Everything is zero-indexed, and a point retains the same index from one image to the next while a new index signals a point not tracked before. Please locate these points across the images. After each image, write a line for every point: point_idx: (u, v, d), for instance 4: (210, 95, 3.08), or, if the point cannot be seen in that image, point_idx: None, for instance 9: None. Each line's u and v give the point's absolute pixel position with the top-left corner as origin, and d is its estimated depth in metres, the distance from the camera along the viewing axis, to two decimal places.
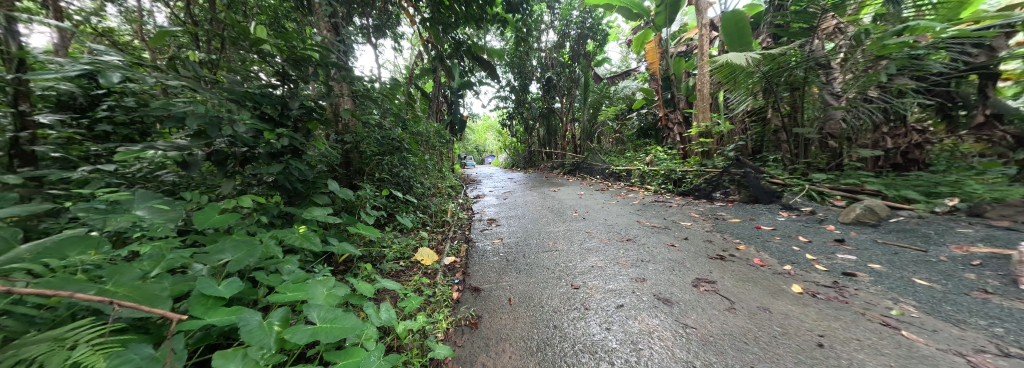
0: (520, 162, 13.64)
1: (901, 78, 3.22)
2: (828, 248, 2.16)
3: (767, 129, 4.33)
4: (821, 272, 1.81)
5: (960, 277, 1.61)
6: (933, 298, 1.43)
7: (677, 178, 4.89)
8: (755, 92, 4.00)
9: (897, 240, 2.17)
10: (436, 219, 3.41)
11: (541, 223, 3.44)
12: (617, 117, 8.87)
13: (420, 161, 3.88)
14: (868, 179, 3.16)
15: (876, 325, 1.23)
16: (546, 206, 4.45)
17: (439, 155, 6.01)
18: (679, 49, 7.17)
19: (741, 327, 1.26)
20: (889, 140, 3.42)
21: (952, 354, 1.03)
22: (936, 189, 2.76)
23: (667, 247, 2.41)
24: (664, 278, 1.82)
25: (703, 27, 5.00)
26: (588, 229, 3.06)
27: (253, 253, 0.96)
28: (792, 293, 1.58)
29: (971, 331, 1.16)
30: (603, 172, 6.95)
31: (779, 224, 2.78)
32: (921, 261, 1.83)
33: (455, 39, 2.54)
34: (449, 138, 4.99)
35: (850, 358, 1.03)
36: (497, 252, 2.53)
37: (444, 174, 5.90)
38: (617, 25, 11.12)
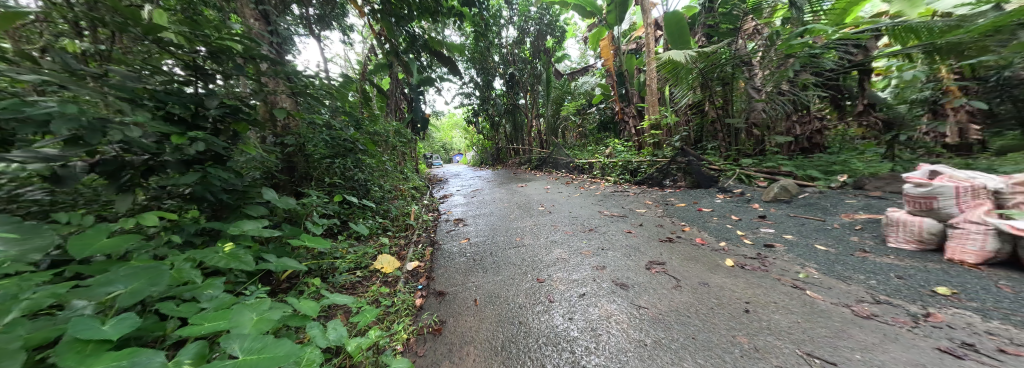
0: (490, 159, 13.56)
1: (804, 74, 3.75)
2: (753, 224, 2.47)
3: (705, 120, 4.80)
4: (748, 245, 2.07)
5: (848, 240, 1.95)
6: (829, 260, 1.71)
7: (634, 168, 5.21)
8: (694, 87, 4.42)
9: (806, 213, 2.54)
10: (399, 224, 3.24)
11: (510, 219, 3.45)
12: (578, 112, 9.22)
13: (381, 163, 3.67)
14: (784, 162, 3.66)
15: (788, 288, 1.43)
16: (514, 202, 4.46)
17: (402, 155, 5.74)
18: (631, 46, 7.63)
19: (685, 302, 1.39)
20: (798, 128, 3.98)
21: (841, 306, 1.24)
22: (832, 167, 3.30)
23: (625, 234, 2.57)
24: (623, 264, 1.93)
25: (649, 26, 5.37)
26: (554, 222, 3.14)
27: (156, 281, 0.81)
28: (725, 267, 1.77)
29: (855, 285, 1.40)
30: (568, 166, 7.19)
31: (716, 206, 3.12)
32: (822, 229, 2.18)
33: (410, 33, 2.40)
34: (411, 136, 4.80)
35: (769, 319, 1.18)
36: (465, 252, 2.49)
37: (408, 175, 5.65)
38: (575, 23, 11.48)
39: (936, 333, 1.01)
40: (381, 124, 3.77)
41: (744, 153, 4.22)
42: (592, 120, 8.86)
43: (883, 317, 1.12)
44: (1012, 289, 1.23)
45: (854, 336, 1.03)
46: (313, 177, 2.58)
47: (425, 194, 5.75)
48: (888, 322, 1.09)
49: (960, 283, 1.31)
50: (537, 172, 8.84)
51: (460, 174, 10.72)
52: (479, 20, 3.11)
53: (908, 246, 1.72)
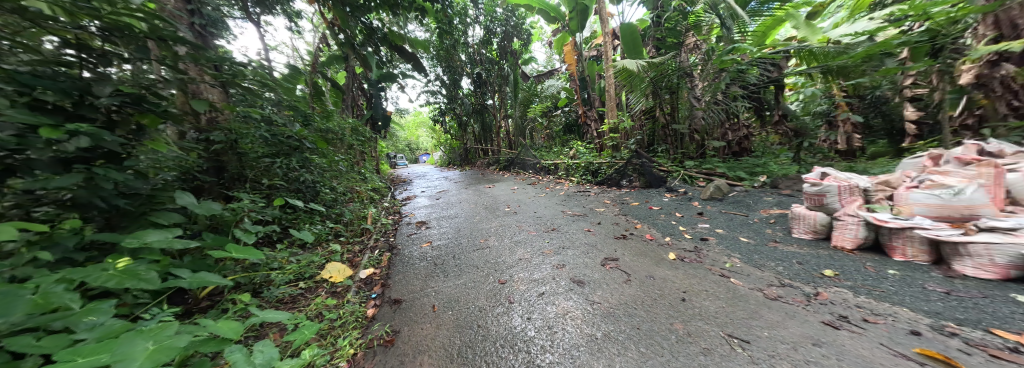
0: (458, 160, 13.28)
1: (733, 87, 4.25)
2: (693, 220, 2.73)
3: (657, 126, 5.02)
4: (688, 239, 2.28)
5: (765, 232, 2.25)
6: (748, 250, 1.96)
7: (595, 169, 5.45)
8: (646, 95, 4.78)
9: (734, 209, 2.88)
10: (353, 229, 3.00)
11: (475, 221, 3.39)
12: (545, 114, 9.42)
13: (334, 163, 3.38)
14: (719, 164, 4.11)
15: (716, 277, 1.61)
16: (481, 203, 4.40)
17: (360, 155, 5.36)
18: (592, 53, 7.99)
19: (633, 295, 1.48)
20: (730, 134, 4.49)
21: (757, 291, 1.43)
22: (755, 169, 3.78)
23: (584, 232, 2.67)
24: (581, 262, 2.00)
25: (607, 35, 5.67)
26: (519, 222, 3.16)
27: (7, 312, 0.64)
28: (668, 260, 1.93)
29: (767, 272, 1.62)
30: (535, 167, 7.30)
31: (665, 204, 3.40)
32: (746, 223, 2.49)
33: (367, 25, 2.21)
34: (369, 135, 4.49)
35: (701, 306, 1.31)
36: (426, 256, 2.39)
37: (366, 176, 5.29)
38: (541, 27, 11.73)
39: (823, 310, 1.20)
40: (334, 120, 3.46)
41: (687, 155, 4.65)
42: (558, 122, 9.09)
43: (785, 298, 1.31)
44: (875, 270, 1.52)
45: (763, 316, 1.20)
46: (248, 178, 2.29)
47: (386, 195, 5.43)
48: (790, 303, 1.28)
49: (841, 266, 1.58)
50: (505, 173, 8.86)
51: (425, 175, 10.33)
52: (442, 16, 3.00)
53: (807, 235, 2.03)
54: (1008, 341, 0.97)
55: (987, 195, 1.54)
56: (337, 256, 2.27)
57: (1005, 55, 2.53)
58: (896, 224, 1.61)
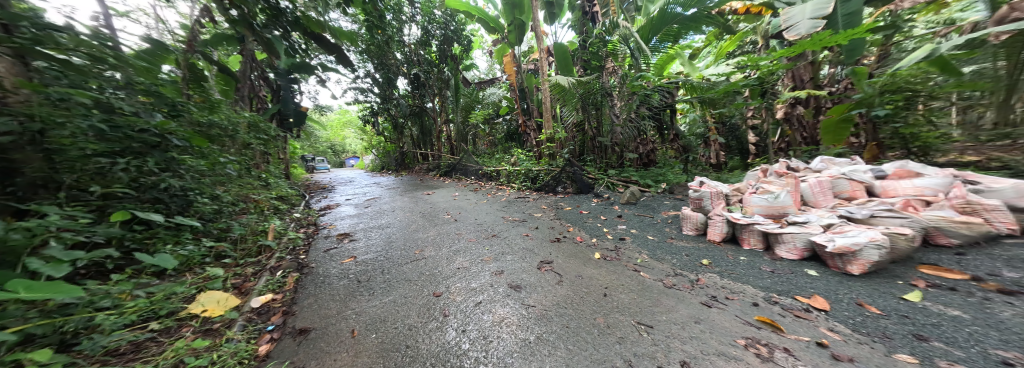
0: (392, 164, 12.25)
1: (643, 107, 4.98)
2: (613, 222, 3.06)
3: (586, 138, 5.55)
4: (609, 239, 2.54)
5: (665, 230, 2.66)
6: (652, 246, 2.28)
7: (533, 176, 5.60)
8: (577, 109, 5.23)
9: (643, 211, 3.33)
10: (243, 247, 2.40)
11: (410, 231, 3.12)
12: (486, 121, 9.43)
13: (222, 166, 2.64)
14: (634, 173, 4.72)
15: (630, 272, 1.82)
16: (417, 211, 4.10)
17: (263, 156, 4.46)
18: (530, 66, 8.38)
19: (564, 295, 1.54)
20: (642, 147, 5.22)
21: (659, 281, 1.67)
22: (661, 177, 4.46)
23: (523, 237, 2.70)
24: (519, 267, 2.00)
25: (543, 52, 6.04)
26: (458, 230, 3.02)
27: None
28: (594, 259, 2.09)
29: (666, 264, 1.91)
30: (476, 173, 7.20)
31: (592, 208, 3.72)
32: (652, 222, 2.90)
33: (273, 4, 1.84)
34: (275, 133, 3.77)
35: (617, 299, 1.45)
36: (348, 274, 2.06)
37: (271, 181, 4.42)
38: (481, 35, 11.80)
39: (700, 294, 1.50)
40: (223, 110, 2.81)
41: (610, 165, 5.21)
42: (500, 130, 9.23)
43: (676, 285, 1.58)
44: (734, 257, 1.95)
45: (663, 303, 1.41)
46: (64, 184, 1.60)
47: (299, 204, 4.59)
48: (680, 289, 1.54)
49: (715, 256, 1.97)
50: (445, 179, 8.51)
51: (352, 180, 9.20)
52: (371, 7, 2.71)
53: (691, 232, 2.45)
54: (811, 308, 1.34)
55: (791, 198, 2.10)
56: (216, 283, 1.78)
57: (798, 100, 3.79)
58: (743, 220, 2.09)
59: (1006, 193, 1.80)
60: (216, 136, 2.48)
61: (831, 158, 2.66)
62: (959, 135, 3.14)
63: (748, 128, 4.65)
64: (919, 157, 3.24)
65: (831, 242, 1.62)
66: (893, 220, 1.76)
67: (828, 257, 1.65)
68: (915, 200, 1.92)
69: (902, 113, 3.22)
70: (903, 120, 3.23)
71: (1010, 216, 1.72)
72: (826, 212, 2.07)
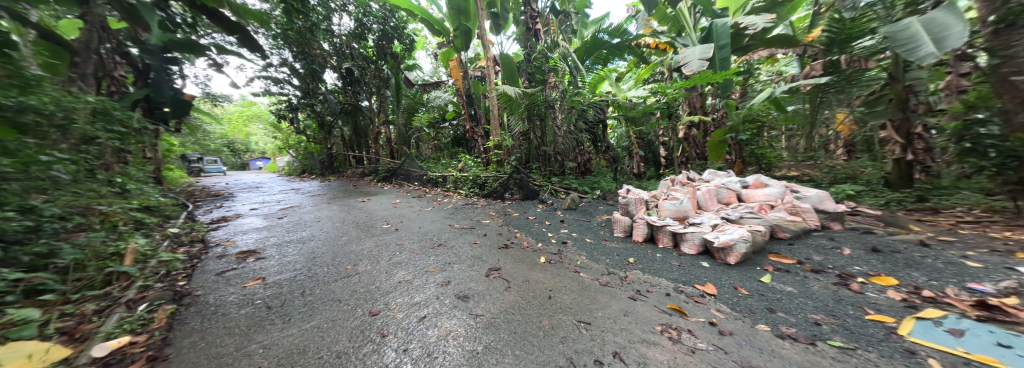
0: (321, 169, 10.86)
1: (582, 119, 5.40)
2: (557, 226, 3.21)
3: (532, 146, 5.74)
4: (553, 243, 2.65)
5: (600, 232, 2.90)
6: (590, 248, 2.47)
7: (481, 182, 5.55)
8: (523, 118, 5.42)
9: (582, 216, 3.59)
10: (79, 277, 1.71)
11: (339, 243, 2.78)
12: (432, 124, 9.06)
13: (46, 166, 1.57)
14: (574, 180, 5.06)
15: (571, 273, 1.94)
16: (350, 220, 3.70)
17: (136, 155, 3.50)
18: (477, 73, 8.36)
19: (511, 300, 1.55)
20: (581, 156, 5.64)
21: (596, 280, 1.81)
22: (597, 185, 4.87)
23: (471, 245, 2.64)
24: (466, 276, 1.94)
25: (489, 60, 6.10)
26: (398, 241, 2.81)
27: None
28: (540, 263, 2.16)
29: (601, 264, 2.08)
30: (420, 179, 6.83)
31: (538, 214, 3.85)
32: (590, 226, 3.14)
33: None
34: (155, 127, 2.99)
35: (560, 300, 1.53)
36: (254, 299, 1.72)
37: (147, 188, 3.48)
38: (424, 36, 11.37)
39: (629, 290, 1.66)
40: (60, 87, 1.85)
41: (554, 172, 5.49)
42: (446, 134, 8.98)
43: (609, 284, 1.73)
44: (654, 254, 2.23)
45: (599, 300, 1.52)
46: None
47: (183, 216, 3.66)
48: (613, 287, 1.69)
49: (641, 255, 2.22)
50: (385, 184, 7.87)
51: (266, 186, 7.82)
52: None
53: (620, 233, 2.72)
54: (705, 293, 1.61)
55: (690, 202, 2.50)
56: (24, 330, 1.18)
57: (692, 125, 4.60)
58: (658, 222, 2.41)
59: (813, 200, 2.57)
60: (32, 125, 1.44)
61: (715, 171, 3.22)
62: (784, 155, 4.67)
63: (662, 144, 5.46)
64: (764, 169, 4.61)
65: (717, 238, 2.00)
66: (754, 220, 2.25)
67: (714, 250, 2.03)
68: (766, 205, 2.47)
69: (755, 139, 4.58)
70: (755, 144, 4.61)
71: (815, 215, 2.40)
72: (713, 214, 2.51)
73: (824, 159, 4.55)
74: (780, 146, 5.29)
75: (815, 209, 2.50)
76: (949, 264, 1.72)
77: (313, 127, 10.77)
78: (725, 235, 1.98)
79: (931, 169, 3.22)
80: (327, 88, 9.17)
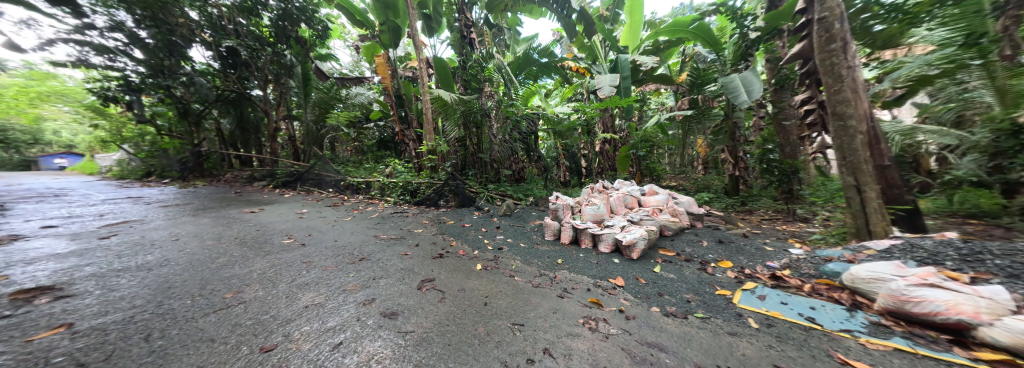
0: (191, 172, 8.49)
1: (516, 129, 5.64)
2: (492, 233, 3.26)
3: (467, 152, 5.69)
4: (489, 250, 2.69)
5: (531, 236, 3.09)
6: (524, 252, 2.58)
7: (413, 189, 5.23)
8: (458, 124, 5.39)
9: (515, 222, 3.73)
10: None
11: (208, 268, 2.08)
12: (352, 124, 8.20)
13: None
14: (508, 187, 5.22)
15: (506, 277, 2.01)
16: (239, 235, 3.01)
17: None
18: (406, 73, 7.93)
19: (445, 312, 1.51)
20: (515, 164, 5.88)
21: (529, 282, 1.92)
22: (530, 191, 5.15)
23: (400, 257, 2.46)
24: (393, 291, 1.79)
25: (421, 62, 5.84)
26: (303, 259, 2.37)
27: None
28: (475, 271, 2.16)
29: (534, 267, 2.21)
30: (336, 185, 6.03)
31: (474, 221, 3.85)
32: (523, 231, 3.29)
33: None
34: None
35: (494, 305, 1.57)
36: (48, 357, 1.00)
37: None
38: (342, 25, 10.24)
39: (558, 288, 1.82)
40: None
41: (489, 179, 5.56)
42: (370, 135, 8.38)
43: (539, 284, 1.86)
44: (579, 254, 2.48)
45: (531, 301, 1.62)
46: None
47: None
48: (543, 287, 1.83)
49: (567, 256, 2.44)
50: (288, 191, 6.67)
51: (93, 196, 5.65)
52: None
53: (550, 236, 2.94)
54: (616, 286, 1.86)
55: (605, 207, 2.88)
56: None
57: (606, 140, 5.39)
58: (581, 225, 2.68)
59: (688, 204, 3.25)
60: None
61: (624, 181, 3.78)
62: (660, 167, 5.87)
63: (581, 156, 6.05)
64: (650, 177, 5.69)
65: (624, 237, 2.35)
66: (651, 221, 2.72)
67: (622, 248, 2.37)
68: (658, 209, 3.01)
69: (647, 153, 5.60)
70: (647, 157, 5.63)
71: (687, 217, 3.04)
72: (621, 216, 2.94)
73: (692, 173, 5.96)
74: (664, 161, 6.56)
75: (688, 211, 3.16)
76: (759, 249, 2.44)
77: (169, 115, 8.24)
78: (630, 234, 2.34)
79: (746, 181, 4.51)
80: (192, 67, 7.03)
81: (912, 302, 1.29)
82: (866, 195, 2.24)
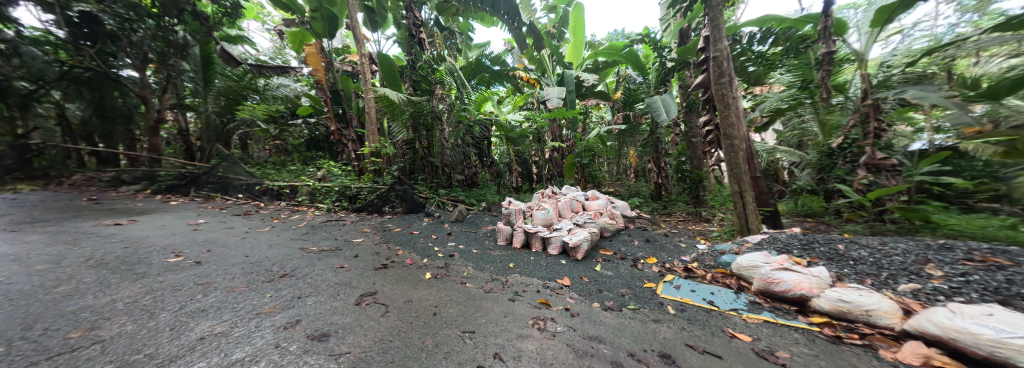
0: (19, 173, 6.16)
1: (469, 133, 5.59)
2: (444, 240, 3.16)
3: (417, 156, 5.42)
4: (439, 257, 2.60)
5: (483, 242, 3.08)
6: (476, 258, 2.56)
7: (352, 195, 4.79)
8: (406, 126, 5.14)
9: (468, 228, 3.68)
10: None
11: (40, 300, 1.40)
12: (272, 120, 7.30)
13: None
14: (461, 193, 5.13)
15: (457, 285, 1.97)
16: (106, 250, 2.30)
17: None
18: (346, 69, 7.27)
19: (389, 326, 1.39)
20: (467, 169, 5.81)
21: (480, 288, 1.91)
22: (483, 197, 5.13)
23: (334, 271, 2.20)
24: (324, 309, 1.54)
25: (364, 58, 5.42)
26: (196, 280, 1.81)
27: None
28: (424, 280, 2.07)
29: (486, 272, 2.21)
30: (249, 189, 5.12)
31: (423, 228, 3.69)
32: (475, 237, 3.26)
33: None
34: None
35: (444, 314, 1.53)
36: None
37: None
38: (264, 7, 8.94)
39: (509, 292, 1.85)
40: None
41: (441, 184, 5.37)
42: (296, 133, 7.45)
43: (491, 289, 1.88)
44: (530, 258, 2.55)
45: (483, 307, 1.61)
46: None
47: None
48: (495, 291, 1.85)
49: (519, 260, 2.49)
50: (172, 198, 5.25)
51: None
52: None
53: (502, 241, 2.96)
54: (563, 285, 1.97)
55: (554, 211, 3.03)
56: None
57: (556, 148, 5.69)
58: (532, 229, 2.76)
59: (624, 208, 3.60)
60: None
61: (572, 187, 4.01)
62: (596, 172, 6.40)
63: (533, 163, 6.23)
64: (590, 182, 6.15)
65: (572, 239, 2.51)
66: (593, 224, 2.95)
67: (569, 249, 2.52)
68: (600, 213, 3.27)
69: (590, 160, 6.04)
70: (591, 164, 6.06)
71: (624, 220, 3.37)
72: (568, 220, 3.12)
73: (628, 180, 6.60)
74: (604, 169, 7.17)
75: (623, 214, 3.50)
76: (677, 245, 2.83)
77: None
78: (576, 236, 2.51)
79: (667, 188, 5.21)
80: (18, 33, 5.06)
81: (773, 282, 1.73)
82: (745, 200, 2.79)
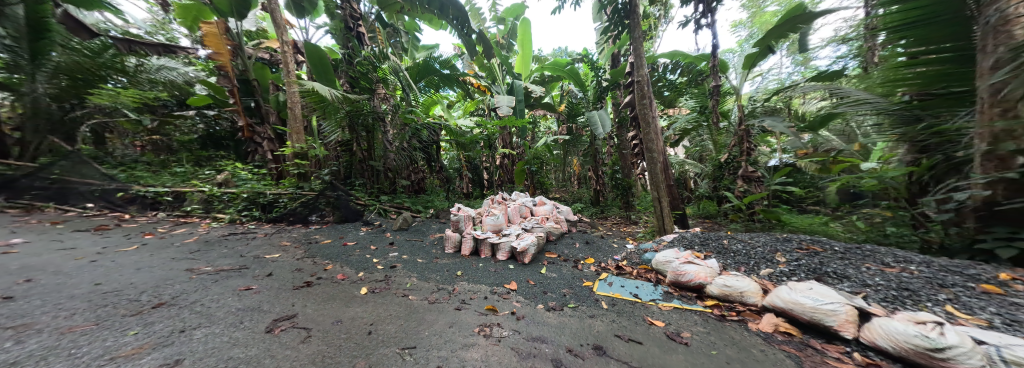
0: None
1: (416, 137, 5.36)
2: (385, 251, 2.92)
3: (354, 159, 4.97)
4: (379, 270, 2.40)
5: (428, 250, 2.96)
6: (419, 268, 2.44)
7: (267, 202, 4.16)
8: (341, 126, 4.70)
9: (413, 236, 3.49)
10: None
11: None
12: (152, 110, 6.01)
13: None
14: (406, 199, 4.86)
15: (398, 298, 1.85)
16: None
17: None
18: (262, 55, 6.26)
19: (313, 352, 1.21)
20: (412, 174, 5.54)
21: (423, 299, 1.83)
22: (431, 203, 4.96)
23: (239, 293, 1.83)
24: (221, 342, 1.24)
25: (286, 46, 4.75)
26: (3, 323, 1.21)
27: None
28: (359, 296, 1.89)
29: (431, 282, 2.12)
30: (107, 193, 3.85)
31: (360, 238, 3.38)
32: (419, 246, 3.10)
33: None
34: None
35: (381, 332, 1.41)
36: None
37: None
38: None
39: (455, 301, 1.80)
40: None
41: (383, 190, 5.01)
42: (187, 127, 6.31)
43: (435, 299, 1.82)
44: (477, 264, 2.53)
45: (425, 320, 1.54)
46: None
47: None
48: (440, 301, 1.80)
49: (465, 267, 2.45)
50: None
51: None
52: None
53: (449, 249, 2.88)
54: (509, 290, 2.00)
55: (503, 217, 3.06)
56: None
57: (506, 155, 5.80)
58: (481, 236, 2.75)
59: (568, 213, 3.82)
60: None
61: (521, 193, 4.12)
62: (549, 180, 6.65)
63: (483, 169, 6.24)
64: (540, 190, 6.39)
65: (520, 244, 2.56)
66: (540, 228, 3.06)
67: (516, 254, 2.57)
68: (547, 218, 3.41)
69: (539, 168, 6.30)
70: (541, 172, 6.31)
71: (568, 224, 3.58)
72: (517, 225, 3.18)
73: (571, 186, 7.04)
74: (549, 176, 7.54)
75: (568, 219, 3.71)
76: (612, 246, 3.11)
77: None
78: (523, 241, 2.58)
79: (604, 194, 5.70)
80: None
81: (680, 274, 2.01)
82: (660, 205, 3.20)
